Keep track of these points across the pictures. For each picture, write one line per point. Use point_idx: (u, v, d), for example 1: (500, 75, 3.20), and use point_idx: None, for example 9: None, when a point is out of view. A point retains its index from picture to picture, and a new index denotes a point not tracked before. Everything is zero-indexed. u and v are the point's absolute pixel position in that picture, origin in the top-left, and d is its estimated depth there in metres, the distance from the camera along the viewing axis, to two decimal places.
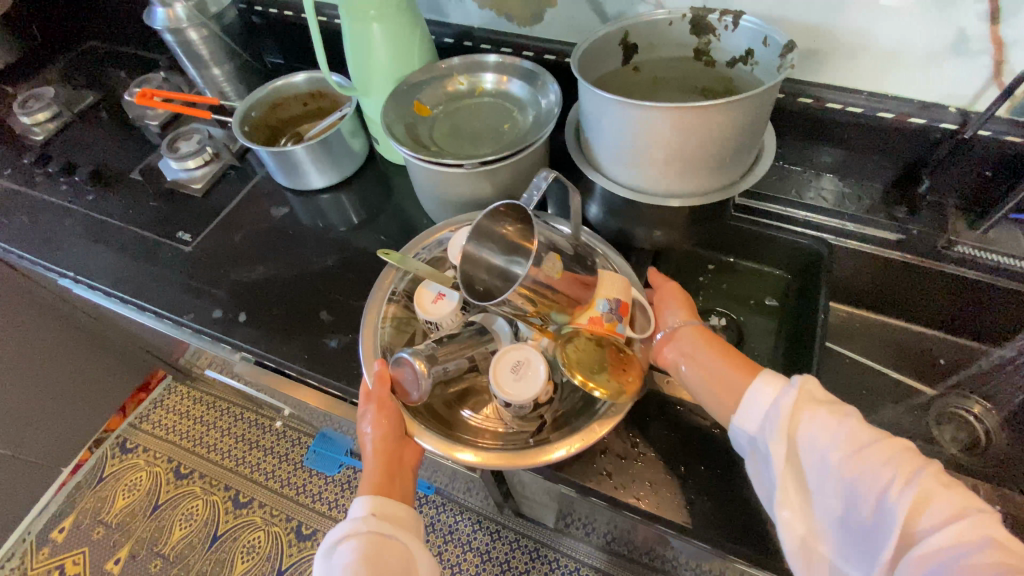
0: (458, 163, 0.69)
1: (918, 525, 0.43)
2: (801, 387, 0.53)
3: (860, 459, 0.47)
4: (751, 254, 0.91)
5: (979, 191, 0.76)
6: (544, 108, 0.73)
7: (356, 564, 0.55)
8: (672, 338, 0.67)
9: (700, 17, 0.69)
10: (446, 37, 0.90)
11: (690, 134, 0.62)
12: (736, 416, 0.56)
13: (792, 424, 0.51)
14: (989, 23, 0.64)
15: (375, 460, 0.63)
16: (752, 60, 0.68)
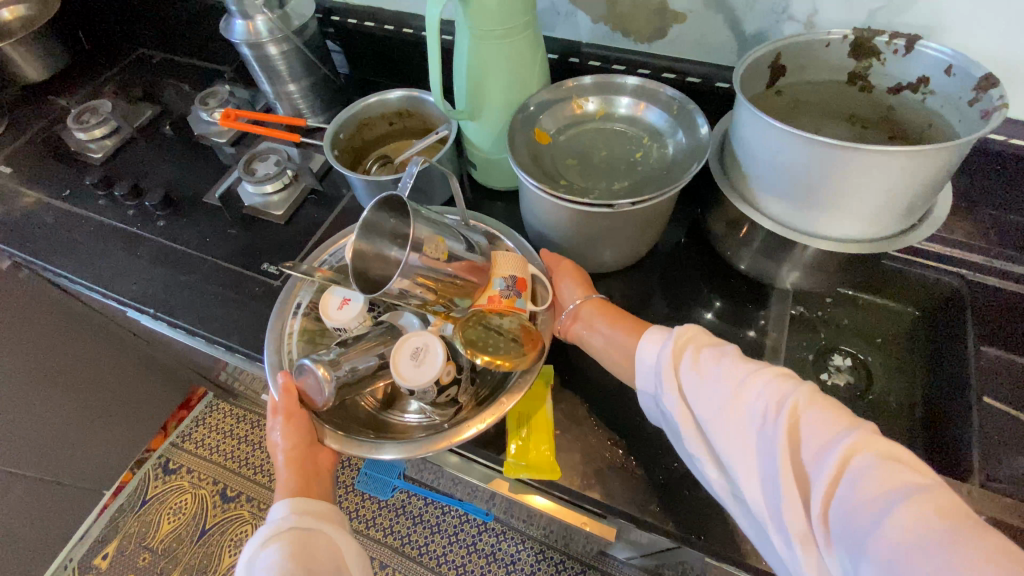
0: (609, 204, 0.62)
1: (806, 454, 0.41)
2: (682, 334, 0.54)
3: (738, 395, 0.47)
4: (876, 288, 0.83)
5: None
6: (692, 141, 0.66)
7: (282, 560, 0.49)
8: (575, 316, 0.67)
9: (864, 39, 0.63)
10: (551, 53, 0.83)
11: (857, 176, 0.55)
12: (637, 377, 0.57)
13: (679, 372, 0.52)
14: None
15: (287, 472, 0.57)
16: (926, 88, 0.62)
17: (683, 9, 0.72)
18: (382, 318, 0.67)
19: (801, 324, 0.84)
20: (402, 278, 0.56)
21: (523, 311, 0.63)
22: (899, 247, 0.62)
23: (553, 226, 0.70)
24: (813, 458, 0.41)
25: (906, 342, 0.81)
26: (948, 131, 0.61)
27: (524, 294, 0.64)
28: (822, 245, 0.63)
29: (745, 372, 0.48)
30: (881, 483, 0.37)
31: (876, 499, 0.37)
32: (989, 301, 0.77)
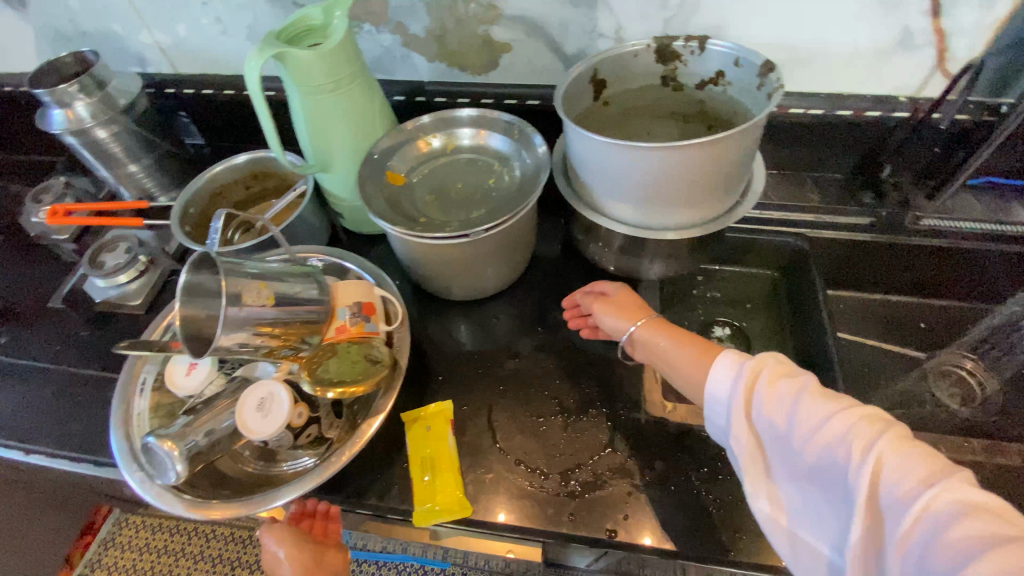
0: (463, 235, 0.64)
1: (889, 504, 0.38)
2: (750, 367, 0.49)
3: (817, 438, 0.43)
4: (735, 259, 0.92)
5: (930, 168, 0.81)
6: (533, 162, 0.69)
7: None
8: (638, 342, 0.62)
9: (664, 45, 0.69)
10: (396, 95, 0.85)
11: (684, 169, 0.60)
12: (703, 413, 0.53)
13: (749, 408, 0.48)
14: (931, 17, 0.65)
15: None
16: (723, 81, 0.69)
17: (506, 40, 0.77)
18: (237, 373, 0.63)
19: (681, 306, 0.91)
20: (229, 333, 0.52)
21: (375, 333, 0.61)
22: (731, 222, 0.68)
23: (422, 262, 0.70)
24: (896, 507, 0.38)
25: (773, 303, 0.90)
26: (748, 114, 0.69)
27: (374, 317, 0.62)
28: (665, 233, 0.68)
29: (827, 413, 0.43)
30: (966, 536, 0.34)
31: (955, 548, 0.34)
32: (827, 250, 0.86)
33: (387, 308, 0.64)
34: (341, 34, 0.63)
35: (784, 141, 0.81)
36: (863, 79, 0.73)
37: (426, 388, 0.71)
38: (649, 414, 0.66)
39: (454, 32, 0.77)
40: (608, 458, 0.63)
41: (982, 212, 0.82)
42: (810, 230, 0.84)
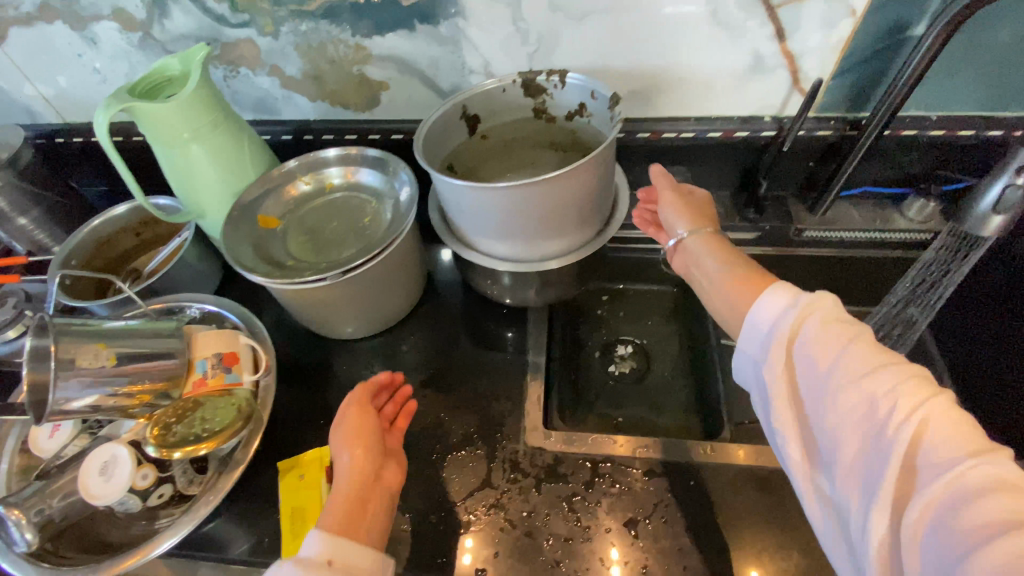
0: (321, 278, 0.64)
1: (924, 466, 0.37)
2: (809, 301, 0.47)
3: (856, 385, 0.41)
4: (636, 278, 0.95)
5: (811, 178, 0.84)
6: (401, 198, 0.70)
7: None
8: (686, 249, 0.64)
9: (528, 79, 0.71)
10: (284, 134, 0.85)
11: (530, 204, 0.61)
12: (741, 339, 0.52)
13: (794, 345, 0.46)
14: (778, 40, 0.67)
15: (334, 505, 0.53)
16: (586, 113, 0.71)
17: (382, 78, 0.77)
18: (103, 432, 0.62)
19: (585, 325, 0.94)
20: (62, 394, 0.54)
21: (234, 384, 0.61)
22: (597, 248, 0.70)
23: (295, 305, 0.70)
24: (931, 470, 0.36)
25: (672, 321, 0.93)
26: None
27: (236, 367, 0.62)
28: (534, 264, 0.69)
29: (875, 364, 0.41)
30: (989, 512, 0.33)
31: (976, 526, 0.33)
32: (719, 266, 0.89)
33: (254, 354, 0.64)
34: (194, 83, 0.63)
35: (666, 162, 0.83)
36: (728, 103, 0.75)
37: (310, 429, 0.71)
38: (527, 444, 0.67)
39: (329, 73, 0.77)
40: (482, 493, 0.64)
41: (862, 220, 0.83)
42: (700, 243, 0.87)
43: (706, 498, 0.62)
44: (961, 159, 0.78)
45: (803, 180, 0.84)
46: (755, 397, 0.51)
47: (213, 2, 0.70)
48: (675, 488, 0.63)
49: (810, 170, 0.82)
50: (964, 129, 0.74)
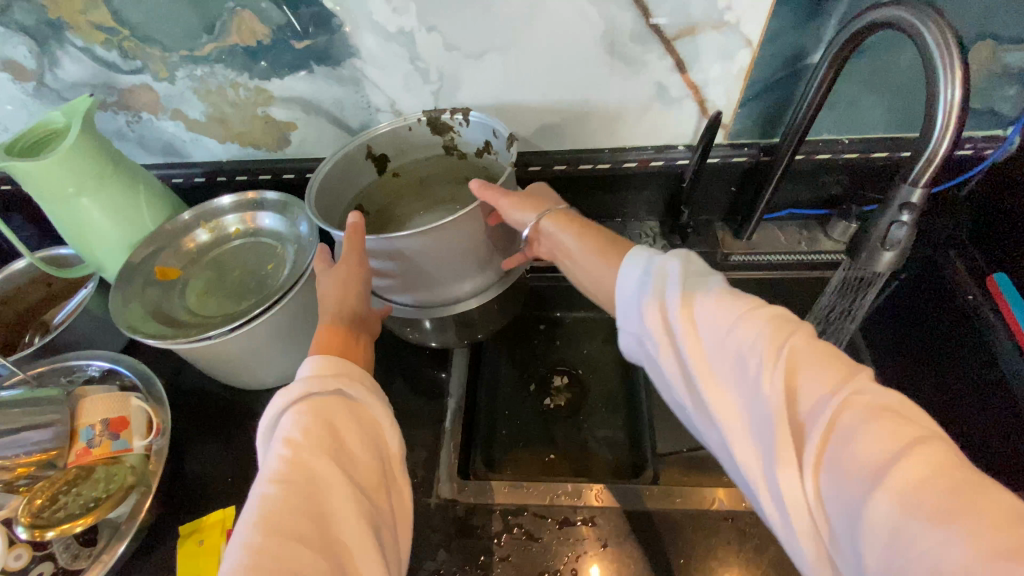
0: (204, 336, 0.60)
1: (806, 410, 0.36)
2: (665, 266, 0.47)
3: (732, 340, 0.40)
4: (573, 305, 0.92)
5: (735, 203, 0.83)
6: (302, 240, 0.69)
7: (288, 431, 0.45)
8: (543, 236, 0.61)
9: (433, 118, 0.69)
10: (197, 177, 0.83)
11: (428, 255, 0.59)
12: (618, 319, 0.50)
13: (666, 313, 0.45)
14: (679, 72, 0.66)
15: (318, 344, 0.53)
16: (492, 151, 0.69)
17: (289, 119, 0.76)
18: None
19: (522, 357, 0.91)
20: None
21: (120, 452, 0.60)
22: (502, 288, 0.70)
23: (192, 363, 0.67)
24: (812, 414, 0.36)
25: (611, 350, 0.90)
26: None
27: (124, 433, 0.61)
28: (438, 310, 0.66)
29: (737, 315, 0.41)
30: (877, 443, 0.33)
31: (872, 461, 0.32)
32: None
33: (147, 417, 0.63)
34: (77, 133, 0.61)
35: (588, 191, 0.82)
36: (639, 133, 0.74)
37: (216, 487, 0.68)
38: (439, 497, 0.66)
39: (233, 115, 0.75)
40: None
41: (787, 243, 0.82)
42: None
43: (619, 545, 0.61)
44: (878, 181, 0.78)
45: (728, 205, 0.83)
46: (647, 372, 0.49)
47: (101, 50, 0.68)
48: (589, 537, 0.62)
49: (732, 195, 0.82)
50: (876, 152, 0.74)
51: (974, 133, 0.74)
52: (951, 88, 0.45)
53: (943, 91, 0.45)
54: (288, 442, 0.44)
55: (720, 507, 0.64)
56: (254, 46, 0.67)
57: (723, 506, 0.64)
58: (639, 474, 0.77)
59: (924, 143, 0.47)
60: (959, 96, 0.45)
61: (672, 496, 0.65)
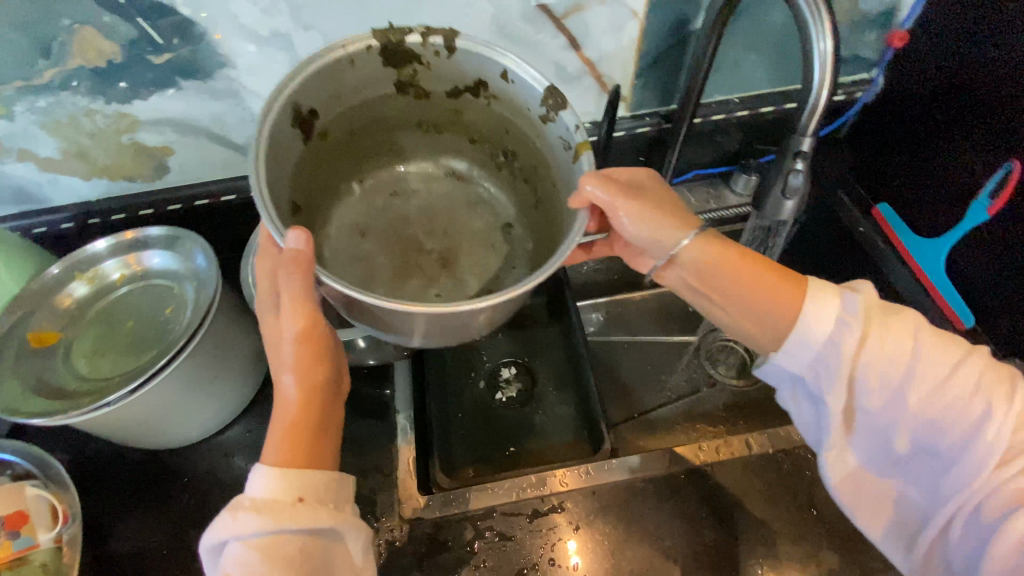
0: (100, 404, 0.53)
1: (977, 443, 0.42)
2: (859, 307, 0.45)
3: (932, 420, 0.44)
4: None
5: (647, 171, 0.85)
6: (201, 276, 0.63)
7: (232, 563, 0.41)
8: (679, 266, 0.53)
9: (388, 39, 0.51)
10: (64, 223, 0.72)
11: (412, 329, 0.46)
12: (774, 356, 0.50)
13: (854, 362, 0.45)
14: (574, 50, 0.66)
15: (277, 445, 0.46)
16: (484, 91, 0.56)
17: (162, 144, 0.68)
18: None
19: (466, 353, 0.88)
20: None
21: (22, 550, 0.54)
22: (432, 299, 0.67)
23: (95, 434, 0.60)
24: (982, 449, 0.42)
25: (554, 333, 0.90)
26: (523, 132, 0.58)
27: (23, 529, 0.55)
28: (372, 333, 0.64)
29: (944, 367, 0.44)
30: None
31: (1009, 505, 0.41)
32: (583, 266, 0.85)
33: (48, 505, 0.57)
34: None
35: None
36: None
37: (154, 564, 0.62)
38: (403, 518, 0.63)
39: (94, 147, 0.66)
40: None
41: (698, 203, 0.86)
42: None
43: (590, 524, 0.63)
44: (770, 133, 0.83)
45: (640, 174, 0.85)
46: (793, 402, 0.53)
47: None
48: (561, 523, 0.63)
49: (641, 164, 0.84)
50: (763, 107, 0.78)
51: (844, 80, 0.79)
52: (819, 39, 0.47)
53: (817, 41, 0.47)
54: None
55: (678, 466, 0.66)
56: (105, 66, 0.59)
57: (680, 464, 0.67)
58: (596, 450, 0.78)
59: (806, 93, 0.49)
60: (831, 44, 0.46)
61: (634, 465, 0.66)
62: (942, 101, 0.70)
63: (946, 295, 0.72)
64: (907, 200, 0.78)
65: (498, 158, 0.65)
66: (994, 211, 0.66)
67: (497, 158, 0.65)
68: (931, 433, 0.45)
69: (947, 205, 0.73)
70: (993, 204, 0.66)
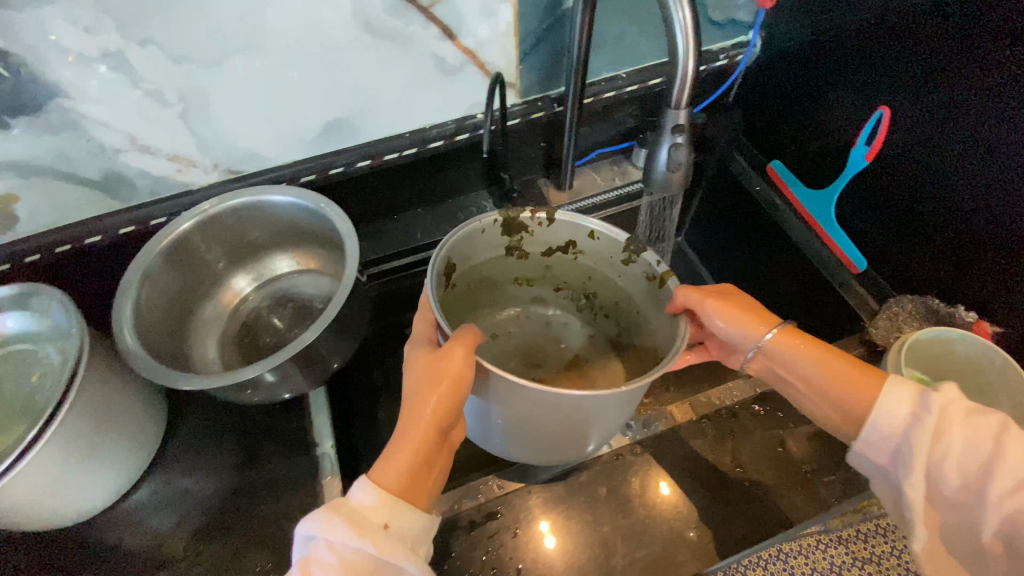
0: None
1: None
2: (937, 404, 0.46)
3: (1011, 494, 0.41)
4: None
5: (551, 156, 0.84)
6: (66, 332, 0.56)
7: (316, 562, 0.41)
8: (759, 358, 0.56)
9: (511, 216, 0.61)
10: None
11: (539, 415, 0.49)
12: (859, 446, 0.50)
13: (939, 460, 0.45)
14: (449, 39, 0.63)
15: (399, 461, 0.46)
16: (575, 249, 0.66)
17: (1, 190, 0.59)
18: None
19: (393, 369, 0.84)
20: None
21: None
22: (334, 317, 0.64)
23: None
24: None
25: None
26: (608, 279, 0.68)
27: None
28: (270, 365, 0.59)
29: None
30: None
31: None
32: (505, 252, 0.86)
33: None
34: None
35: (401, 182, 0.76)
36: (433, 109, 0.70)
37: None
38: None
39: None
40: None
41: (605, 182, 0.86)
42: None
43: (534, 524, 0.61)
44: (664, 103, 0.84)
45: (545, 160, 0.85)
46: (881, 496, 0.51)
47: None
48: (501, 528, 0.60)
49: (543, 149, 0.83)
50: (652, 79, 0.79)
51: (723, 43, 0.80)
52: (676, 10, 0.45)
53: (675, 12, 0.45)
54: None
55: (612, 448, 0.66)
56: None
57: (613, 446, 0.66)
58: None
59: (674, 67, 0.48)
60: (689, 12, 0.45)
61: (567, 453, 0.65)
62: (818, 55, 0.73)
63: (843, 245, 0.75)
64: (796, 155, 0.81)
65: (580, 301, 0.76)
66: (870, 158, 0.69)
67: (579, 300, 0.76)
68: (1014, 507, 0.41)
69: (831, 155, 0.76)
70: (869, 150, 0.69)
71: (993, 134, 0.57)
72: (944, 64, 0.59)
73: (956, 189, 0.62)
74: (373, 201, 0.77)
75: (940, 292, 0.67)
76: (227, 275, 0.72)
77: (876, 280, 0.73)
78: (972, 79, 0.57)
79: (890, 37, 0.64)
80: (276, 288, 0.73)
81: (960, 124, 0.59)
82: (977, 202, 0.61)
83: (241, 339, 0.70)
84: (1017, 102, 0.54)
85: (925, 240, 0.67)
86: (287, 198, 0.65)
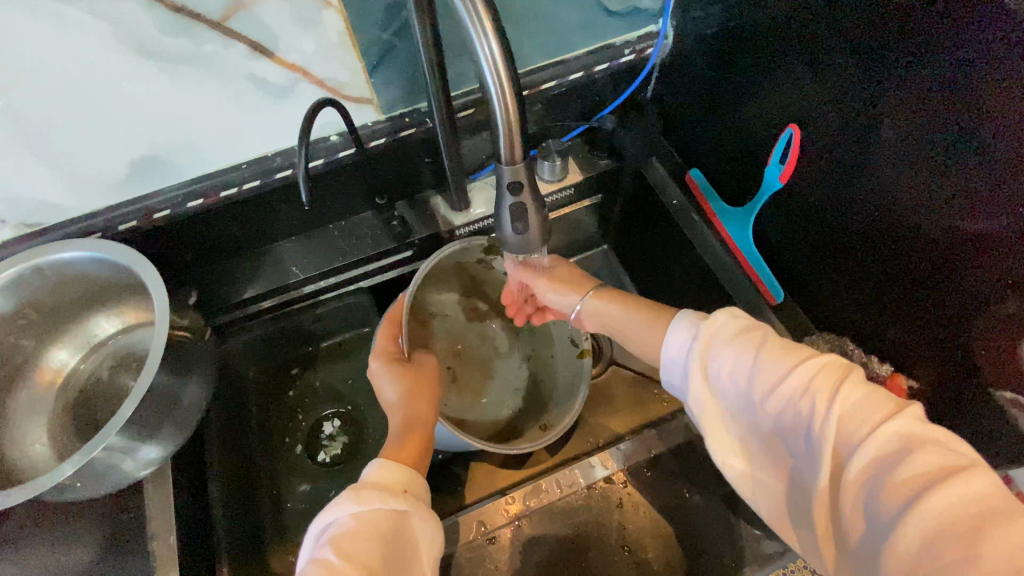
0: None
1: (840, 435, 0.37)
2: (706, 329, 0.47)
3: (769, 395, 0.41)
4: (321, 335, 0.80)
5: (438, 172, 0.74)
6: None
7: (338, 533, 0.42)
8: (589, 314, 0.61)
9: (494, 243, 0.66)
10: None
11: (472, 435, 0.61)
12: (664, 378, 0.50)
13: (712, 372, 0.45)
14: (264, 56, 0.51)
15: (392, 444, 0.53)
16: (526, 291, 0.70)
17: None
18: None
19: (277, 419, 0.77)
20: None
21: None
22: (155, 388, 0.57)
23: None
24: (844, 434, 0.37)
25: None
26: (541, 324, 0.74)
27: None
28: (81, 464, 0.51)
29: (786, 373, 0.41)
30: (901, 486, 0.33)
31: (901, 488, 0.33)
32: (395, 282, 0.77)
33: None
34: None
35: (256, 214, 0.66)
36: (272, 136, 0.59)
37: None
38: None
39: None
40: None
41: None
42: (341, 283, 0.73)
43: None
44: (567, 106, 0.73)
45: (432, 176, 0.74)
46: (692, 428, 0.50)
47: None
48: None
49: (430, 166, 0.72)
50: (544, 83, 0.68)
51: (628, 35, 0.69)
52: (485, 38, 0.35)
53: (479, 44, 0.35)
54: (341, 548, 0.41)
55: (483, 529, 0.57)
56: None
57: (487, 528, 0.57)
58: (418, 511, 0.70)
59: (493, 109, 0.38)
60: (496, 47, 0.35)
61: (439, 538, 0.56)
62: (731, 54, 0.62)
63: (757, 267, 0.67)
64: (714, 164, 0.72)
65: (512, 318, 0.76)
66: (785, 178, 0.60)
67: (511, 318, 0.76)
68: (778, 412, 0.40)
69: (747, 169, 0.67)
70: (783, 168, 0.59)
71: (910, 169, 0.47)
72: (852, 78, 0.49)
73: (871, 225, 0.53)
74: (228, 237, 0.67)
75: (861, 338, 0.60)
76: (40, 354, 0.62)
77: (795, 312, 0.65)
78: (883, 102, 0.47)
79: (801, 38, 0.52)
80: (108, 354, 0.65)
81: (871, 152, 0.50)
82: (891, 245, 0.52)
83: (78, 413, 0.62)
84: (925, 133, 0.45)
85: (844, 270, 0.58)
86: (83, 253, 0.56)
